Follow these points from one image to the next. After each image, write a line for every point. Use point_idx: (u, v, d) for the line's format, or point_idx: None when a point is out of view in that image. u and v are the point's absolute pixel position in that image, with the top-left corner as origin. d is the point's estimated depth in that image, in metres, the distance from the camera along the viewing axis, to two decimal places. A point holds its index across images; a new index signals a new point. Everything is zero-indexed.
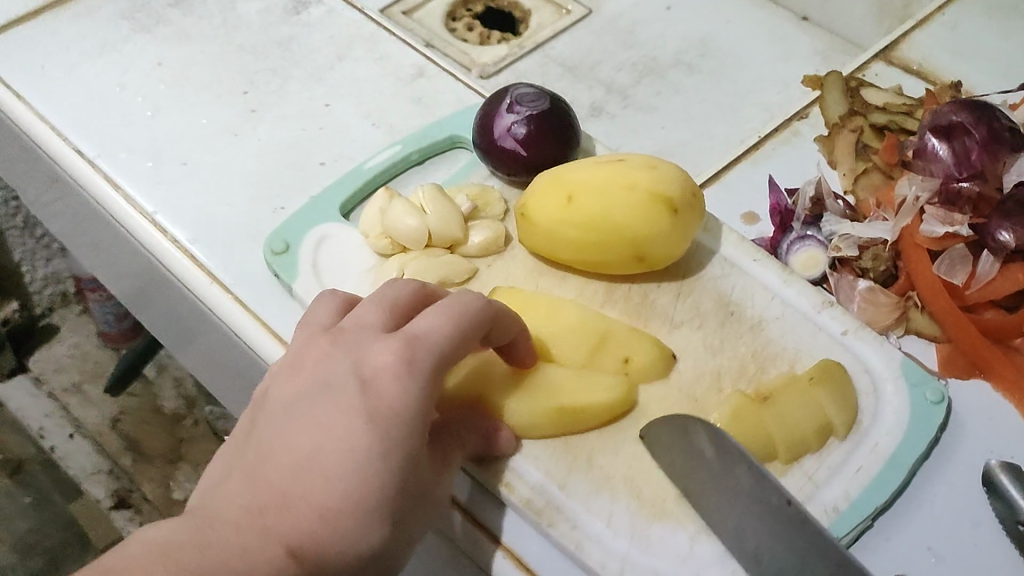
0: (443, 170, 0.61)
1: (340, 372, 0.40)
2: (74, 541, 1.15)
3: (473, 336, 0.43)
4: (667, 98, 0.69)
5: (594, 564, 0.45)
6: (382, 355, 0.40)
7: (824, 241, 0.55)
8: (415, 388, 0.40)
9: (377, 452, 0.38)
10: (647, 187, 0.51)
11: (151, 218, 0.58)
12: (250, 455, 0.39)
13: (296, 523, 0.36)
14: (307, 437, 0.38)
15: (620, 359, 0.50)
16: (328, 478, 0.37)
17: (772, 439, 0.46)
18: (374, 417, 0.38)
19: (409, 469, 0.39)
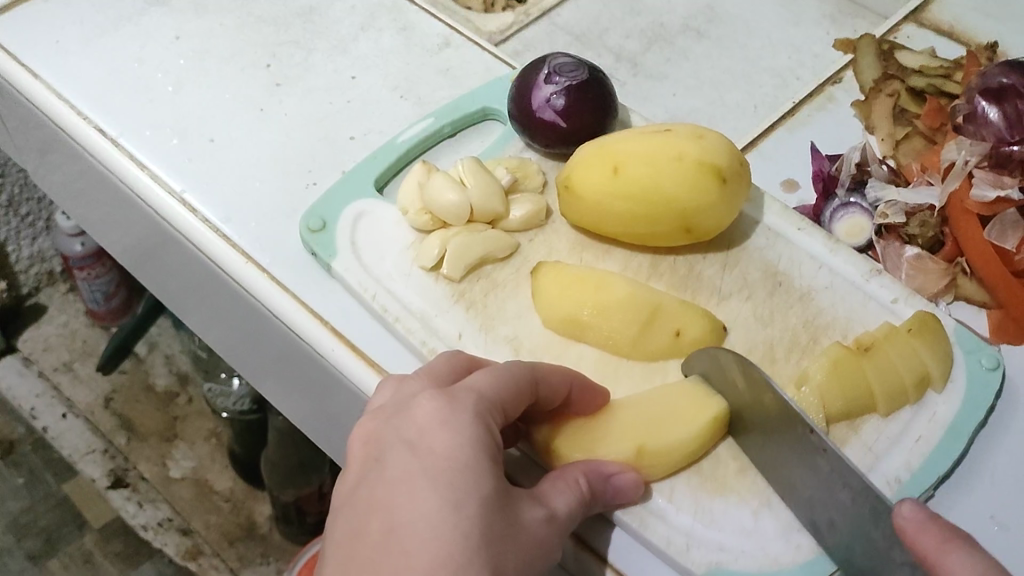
0: (477, 143, 0.60)
1: (391, 448, 0.40)
2: (70, 521, 1.14)
3: (514, 385, 0.42)
4: (677, 65, 0.66)
5: (658, 541, 0.44)
6: (424, 415, 0.40)
7: (869, 207, 0.55)
8: (465, 437, 0.39)
9: (448, 508, 0.37)
10: (696, 158, 0.50)
11: (180, 196, 0.57)
12: (333, 559, 0.38)
13: None
14: (378, 518, 0.38)
15: (671, 333, 0.49)
16: (411, 550, 0.36)
17: (872, 390, 0.47)
18: (435, 476, 0.38)
19: (492, 517, 0.37)
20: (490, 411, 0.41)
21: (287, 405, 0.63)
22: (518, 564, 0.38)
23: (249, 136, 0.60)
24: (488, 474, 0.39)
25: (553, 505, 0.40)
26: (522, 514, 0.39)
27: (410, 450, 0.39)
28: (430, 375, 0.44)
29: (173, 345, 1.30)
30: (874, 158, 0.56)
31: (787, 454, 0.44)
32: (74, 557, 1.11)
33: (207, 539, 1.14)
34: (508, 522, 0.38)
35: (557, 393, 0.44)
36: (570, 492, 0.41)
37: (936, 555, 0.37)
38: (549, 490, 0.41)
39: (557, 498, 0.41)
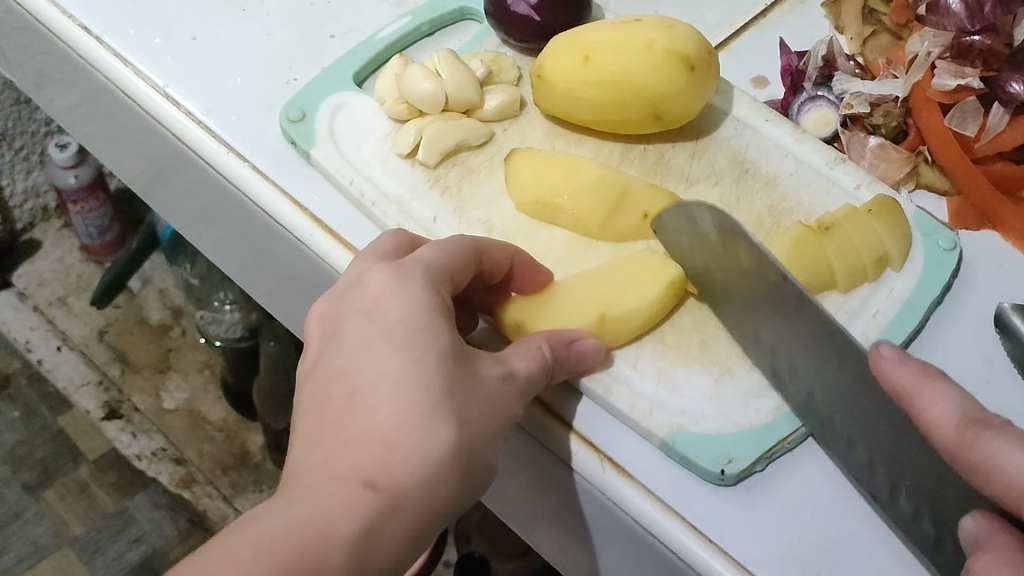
0: (453, 41, 0.61)
1: (347, 319, 0.42)
2: (65, 452, 1.16)
3: (461, 255, 0.44)
4: None
5: (623, 407, 0.46)
6: (378, 286, 0.42)
7: (836, 100, 0.56)
8: (418, 300, 0.41)
9: (408, 364, 0.38)
10: (664, 45, 0.51)
11: (163, 92, 0.58)
12: (299, 423, 0.40)
13: (360, 458, 0.37)
14: (342, 381, 0.39)
15: (639, 216, 0.51)
16: (375, 406, 0.38)
17: (832, 268, 0.49)
18: (392, 337, 0.39)
19: (452, 369, 0.39)
20: (439, 280, 0.42)
21: (276, 301, 0.65)
22: (481, 413, 0.39)
23: (231, 36, 0.61)
24: (444, 332, 0.40)
25: (511, 365, 0.42)
26: (480, 369, 0.41)
27: (366, 318, 0.41)
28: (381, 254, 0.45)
29: (168, 279, 1.31)
30: (841, 53, 0.57)
31: (761, 314, 0.46)
32: (70, 487, 1.14)
33: (201, 467, 1.16)
34: (468, 375, 0.40)
35: (499, 265, 0.46)
36: (534, 355, 0.43)
37: (915, 387, 0.39)
38: (510, 354, 0.42)
39: (517, 360, 0.42)
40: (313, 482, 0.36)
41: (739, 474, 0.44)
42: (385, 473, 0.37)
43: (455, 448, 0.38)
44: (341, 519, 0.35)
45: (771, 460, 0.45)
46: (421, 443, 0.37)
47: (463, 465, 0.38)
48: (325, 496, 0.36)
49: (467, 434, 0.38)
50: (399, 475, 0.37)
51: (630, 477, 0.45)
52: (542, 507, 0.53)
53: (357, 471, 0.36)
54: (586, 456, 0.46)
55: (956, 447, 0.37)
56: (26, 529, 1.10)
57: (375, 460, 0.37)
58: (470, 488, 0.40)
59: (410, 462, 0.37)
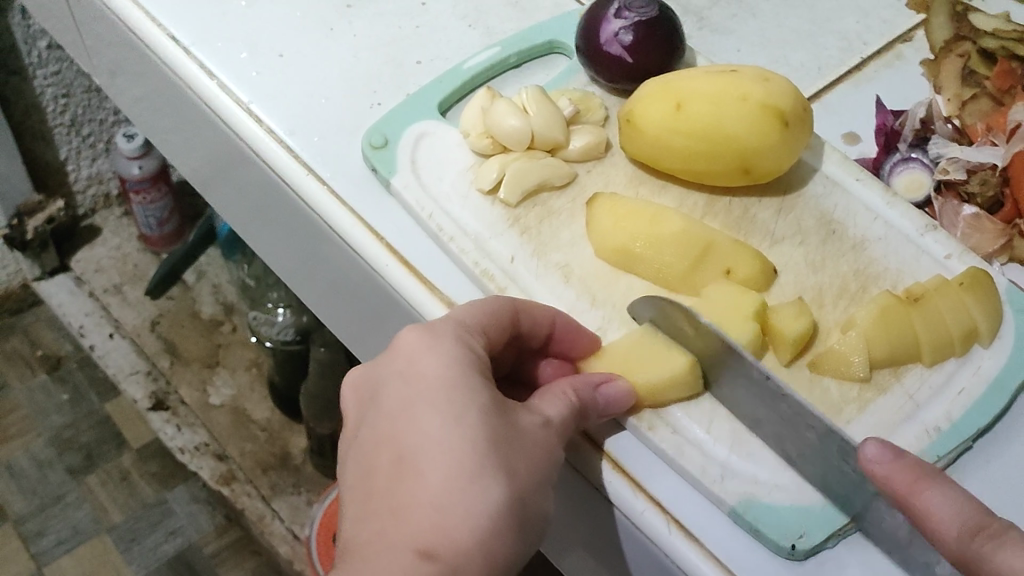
0: (541, 75, 0.60)
1: (385, 383, 0.42)
2: (109, 439, 1.17)
3: (491, 313, 0.44)
4: (745, 23, 0.64)
5: (693, 470, 0.45)
6: (410, 347, 0.42)
7: (930, 164, 0.55)
8: (450, 356, 0.41)
9: (449, 423, 0.39)
10: (760, 99, 0.50)
11: (246, 106, 0.57)
12: (352, 497, 0.40)
13: (415, 528, 0.37)
14: (386, 448, 0.40)
15: (721, 271, 0.49)
16: (424, 471, 0.38)
17: (918, 341, 0.47)
18: (431, 398, 0.40)
19: (494, 422, 0.39)
20: (470, 334, 0.43)
21: (334, 318, 0.64)
22: (528, 464, 0.39)
23: (317, 53, 0.60)
24: (481, 386, 0.40)
25: (546, 411, 0.41)
26: (517, 418, 0.40)
27: (402, 380, 0.41)
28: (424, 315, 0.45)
29: (221, 275, 1.30)
30: (939, 116, 0.57)
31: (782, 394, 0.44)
32: (112, 474, 1.14)
33: (242, 465, 1.15)
34: (509, 427, 0.40)
35: (538, 325, 0.46)
36: (564, 400, 0.42)
37: (911, 493, 0.37)
38: (543, 400, 0.42)
39: (549, 407, 0.41)
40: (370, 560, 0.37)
41: (810, 550, 0.43)
42: (440, 541, 0.37)
43: (508, 502, 0.38)
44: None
45: (844, 536, 0.44)
46: (473, 502, 0.37)
47: (516, 518, 0.39)
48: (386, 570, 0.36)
49: (516, 488, 0.38)
50: (456, 539, 0.37)
51: (696, 541, 0.44)
52: (593, 560, 0.52)
53: (413, 540, 0.37)
54: (653, 517, 0.45)
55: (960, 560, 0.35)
56: (66, 513, 1.11)
57: (430, 529, 0.37)
58: (528, 538, 0.40)
59: (465, 525, 0.37)
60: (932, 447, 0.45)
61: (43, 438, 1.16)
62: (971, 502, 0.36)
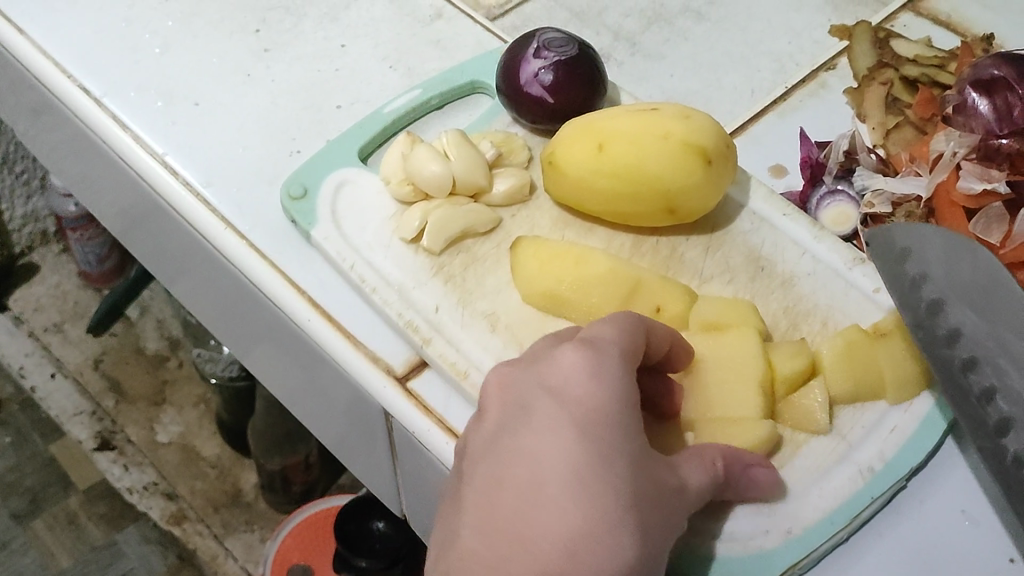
0: (463, 117, 0.59)
1: (530, 396, 0.39)
2: (55, 480, 1.13)
3: (636, 336, 0.42)
4: (676, 46, 0.65)
5: None
6: (567, 364, 0.40)
7: (856, 197, 0.55)
8: (611, 392, 0.39)
9: (598, 459, 0.36)
10: (682, 137, 0.49)
11: (162, 159, 0.56)
12: (473, 506, 0.36)
13: (545, 562, 0.34)
14: (523, 463, 0.37)
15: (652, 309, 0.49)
16: (567, 499, 0.35)
17: (883, 380, 0.47)
18: (582, 427, 0.37)
19: (638, 477, 0.37)
20: (630, 367, 0.40)
21: (260, 363, 0.63)
22: (661, 526, 0.37)
23: (235, 101, 0.59)
24: (630, 432, 0.38)
25: (686, 476, 0.39)
26: (659, 474, 0.38)
27: (553, 397, 0.38)
28: (559, 337, 0.43)
29: (165, 310, 1.28)
30: (863, 146, 0.56)
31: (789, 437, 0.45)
32: (59, 518, 1.10)
33: (192, 504, 1.13)
34: (653, 483, 0.37)
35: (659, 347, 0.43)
36: (704, 467, 0.40)
37: None
38: (680, 462, 0.40)
39: (691, 472, 0.39)
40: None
41: None
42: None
43: (640, 564, 0.35)
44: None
45: None
46: (611, 552, 0.34)
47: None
48: None
49: (649, 549, 0.36)
50: None
51: None
52: None
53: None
54: None
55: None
56: (12, 559, 1.07)
57: (559, 568, 0.33)
58: None
59: (600, 571, 0.34)
60: (865, 488, 0.45)
61: None
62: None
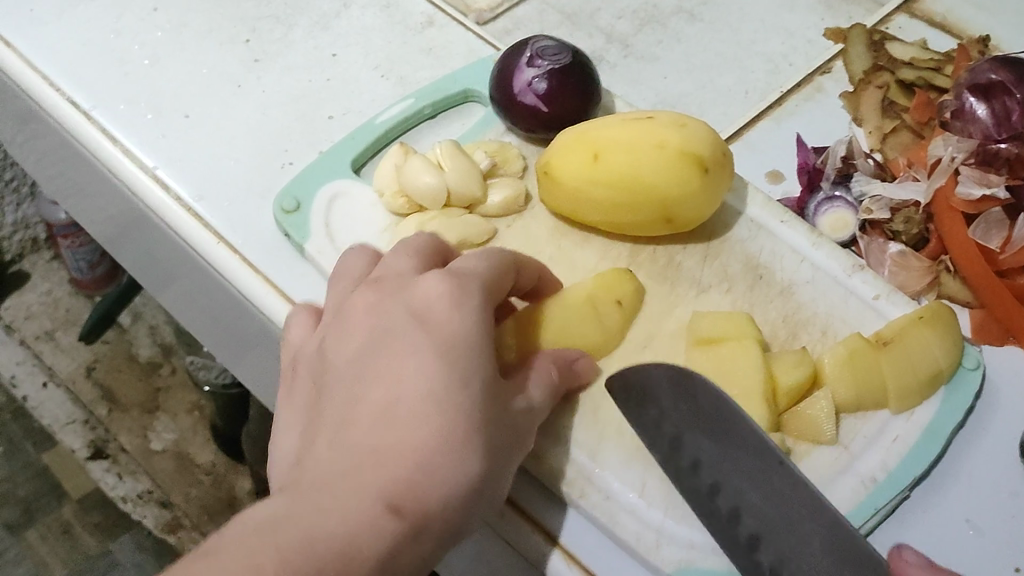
0: (456, 127, 0.58)
1: (396, 321, 0.41)
2: (48, 490, 1.11)
3: (505, 271, 0.44)
4: (668, 49, 0.65)
5: (630, 538, 0.44)
6: (431, 291, 0.41)
7: (854, 203, 0.54)
8: (472, 320, 0.40)
9: (453, 384, 0.38)
10: (678, 145, 0.49)
11: (152, 173, 0.55)
12: (325, 422, 0.39)
13: (392, 476, 0.36)
14: (383, 387, 0.39)
15: (614, 304, 0.48)
16: (414, 420, 0.37)
17: (925, 377, 0.46)
18: (441, 350, 0.39)
19: (485, 404, 0.39)
20: (490, 300, 0.42)
21: (254, 376, 0.63)
22: (503, 441, 0.40)
23: (225, 113, 0.58)
24: (486, 356, 0.40)
25: (530, 394, 0.42)
26: (510, 403, 0.41)
27: (414, 322, 0.40)
28: (419, 256, 0.45)
29: (158, 315, 1.27)
30: (861, 152, 0.56)
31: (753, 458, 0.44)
32: (52, 528, 1.08)
33: (187, 512, 1.12)
34: (500, 405, 0.40)
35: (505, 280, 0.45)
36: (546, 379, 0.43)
37: None
38: (523, 381, 0.43)
39: (532, 388, 0.43)
40: (331, 493, 0.35)
41: None
42: (411, 495, 0.36)
43: (483, 480, 0.38)
44: (362, 534, 0.34)
45: None
46: (450, 474, 0.37)
47: (478, 499, 0.38)
48: (351, 511, 0.35)
49: (491, 467, 0.38)
50: (428, 501, 0.36)
51: None
52: None
53: (384, 492, 0.35)
54: None
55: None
56: (5, 570, 1.05)
57: (408, 479, 0.36)
58: (477, 513, 0.39)
59: (440, 487, 0.36)
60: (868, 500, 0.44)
61: None
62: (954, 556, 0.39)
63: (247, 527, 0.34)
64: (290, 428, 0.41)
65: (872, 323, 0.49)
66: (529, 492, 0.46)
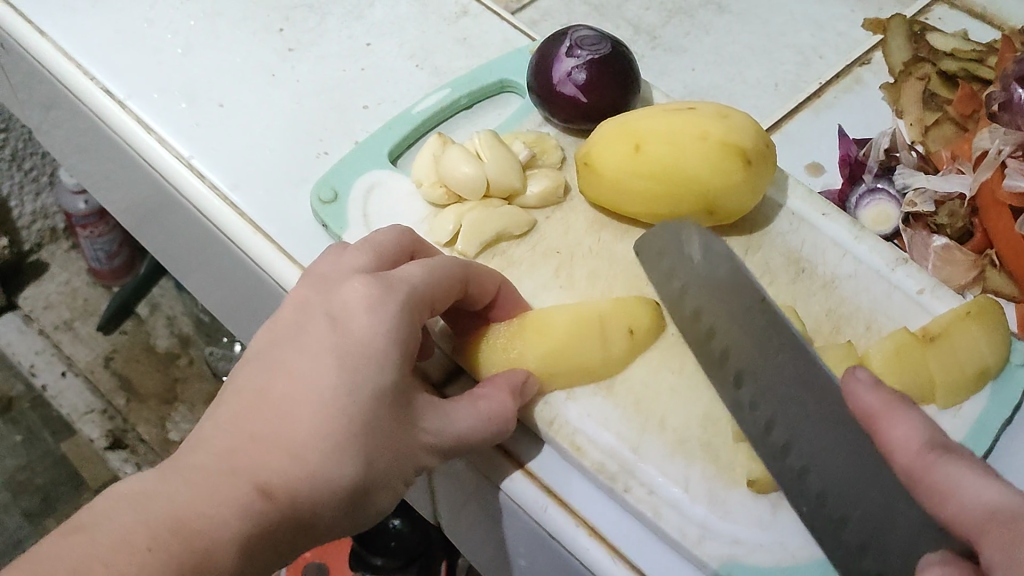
0: (493, 117, 0.58)
1: (311, 320, 0.40)
2: (65, 479, 1.14)
3: (445, 278, 0.43)
4: (698, 40, 0.65)
5: (672, 532, 0.43)
6: (354, 291, 0.40)
7: (897, 195, 0.54)
8: (385, 328, 0.39)
9: (345, 390, 0.37)
10: (720, 137, 0.48)
11: (187, 162, 0.55)
12: (222, 397, 0.39)
13: (268, 463, 0.36)
14: (283, 377, 0.38)
15: (625, 330, 0.47)
16: (300, 416, 0.37)
17: (934, 383, 0.46)
18: (343, 355, 0.38)
19: (380, 414, 0.38)
20: (418, 307, 0.41)
21: None
22: (394, 454, 0.39)
23: (259, 102, 0.58)
24: (395, 371, 0.39)
25: (450, 413, 0.41)
26: (414, 413, 0.40)
27: (331, 324, 0.39)
28: (375, 256, 0.44)
29: (176, 306, 1.26)
30: (903, 144, 0.55)
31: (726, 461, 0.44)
32: (70, 516, 1.11)
33: None
34: (400, 416, 0.39)
35: (485, 292, 0.46)
36: (477, 406, 0.42)
37: (883, 415, 0.38)
38: (455, 411, 0.42)
39: (457, 415, 0.41)
40: (200, 474, 0.34)
41: None
42: (283, 483, 0.36)
43: (355, 484, 0.37)
44: (227, 517, 0.33)
45: None
46: (326, 471, 0.36)
47: (351, 500, 0.38)
48: (218, 491, 0.34)
49: (371, 473, 0.38)
50: (296, 494, 0.36)
51: None
52: None
53: (256, 477, 0.35)
54: None
55: (914, 471, 0.36)
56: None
57: (281, 469, 0.36)
58: (344, 516, 0.38)
59: (309, 482, 0.36)
60: None
61: None
62: (937, 432, 0.37)
63: (112, 496, 0.33)
64: None
65: (916, 317, 0.49)
66: (569, 487, 0.46)
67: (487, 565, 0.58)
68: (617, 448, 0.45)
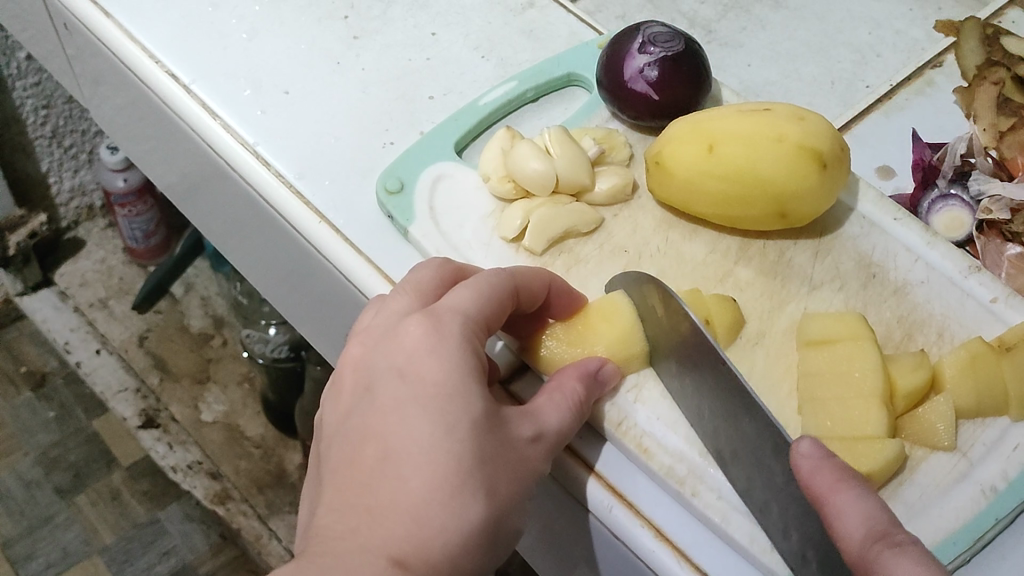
0: (559, 112, 0.58)
1: (378, 377, 0.41)
2: (98, 457, 1.10)
3: (497, 298, 0.42)
4: (753, 34, 0.65)
5: (741, 539, 0.42)
6: (412, 336, 0.40)
7: (970, 202, 0.55)
8: (454, 364, 0.39)
9: (439, 433, 0.38)
10: (797, 140, 0.47)
11: (253, 149, 0.54)
12: (327, 481, 0.39)
13: (391, 531, 0.36)
14: (373, 442, 0.39)
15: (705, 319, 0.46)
16: (404, 473, 0.37)
17: (1007, 395, 0.45)
18: (423, 403, 0.38)
19: (483, 444, 0.38)
20: (477, 331, 0.41)
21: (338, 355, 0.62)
22: (509, 482, 0.39)
23: (326, 90, 0.57)
24: (479, 397, 0.39)
25: (542, 423, 0.41)
26: (512, 431, 0.40)
27: (400, 377, 0.40)
28: (417, 294, 0.43)
29: (210, 287, 1.26)
30: (980, 149, 0.57)
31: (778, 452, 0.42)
32: (102, 494, 1.07)
33: (236, 485, 1.10)
34: (500, 442, 0.39)
35: (536, 295, 0.45)
36: (566, 408, 0.42)
37: (834, 488, 0.36)
38: (541, 409, 0.42)
39: (548, 416, 0.41)
40: (335, 559, 0.35)
41: None
42: (414, 549, 0.36)
43: (485, 521, 0.38)
44: None
45: None
46: (450, 518, 0.37)
47: (488, 536, 0.38)
48: (359, 569, 0.35)
49: (496, 507, 0.38)
50: (428, 552, 0.36)
51: None
52: None
53: (385, 547, 0.36)
54: None
55: (858, 563, 0.35)
56: (56, 534, 1.04)
57: (407, 534, 0.36)
58: (487, 554, 0.39)
59: (438, 535, 0.36)
60: (989, 510, 0.43)
61: (29, 458, 1.09)
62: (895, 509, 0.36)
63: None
64: (303, 500, 0.42)
65: (988, 326, 0.48)
66: (637, 487, 0.45)
67: (545, 560, 0.58)
68: (686, 451, 0.45)
